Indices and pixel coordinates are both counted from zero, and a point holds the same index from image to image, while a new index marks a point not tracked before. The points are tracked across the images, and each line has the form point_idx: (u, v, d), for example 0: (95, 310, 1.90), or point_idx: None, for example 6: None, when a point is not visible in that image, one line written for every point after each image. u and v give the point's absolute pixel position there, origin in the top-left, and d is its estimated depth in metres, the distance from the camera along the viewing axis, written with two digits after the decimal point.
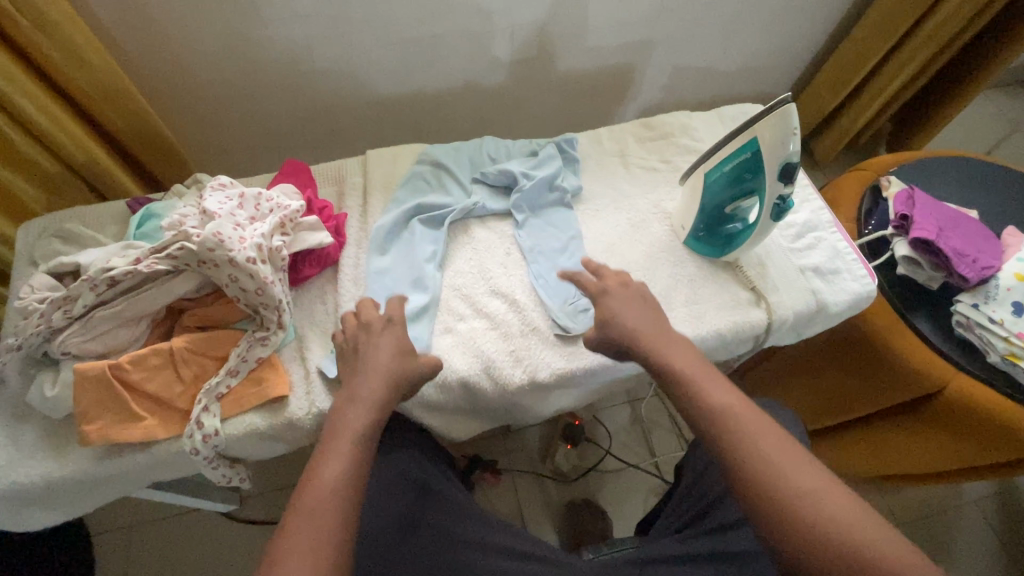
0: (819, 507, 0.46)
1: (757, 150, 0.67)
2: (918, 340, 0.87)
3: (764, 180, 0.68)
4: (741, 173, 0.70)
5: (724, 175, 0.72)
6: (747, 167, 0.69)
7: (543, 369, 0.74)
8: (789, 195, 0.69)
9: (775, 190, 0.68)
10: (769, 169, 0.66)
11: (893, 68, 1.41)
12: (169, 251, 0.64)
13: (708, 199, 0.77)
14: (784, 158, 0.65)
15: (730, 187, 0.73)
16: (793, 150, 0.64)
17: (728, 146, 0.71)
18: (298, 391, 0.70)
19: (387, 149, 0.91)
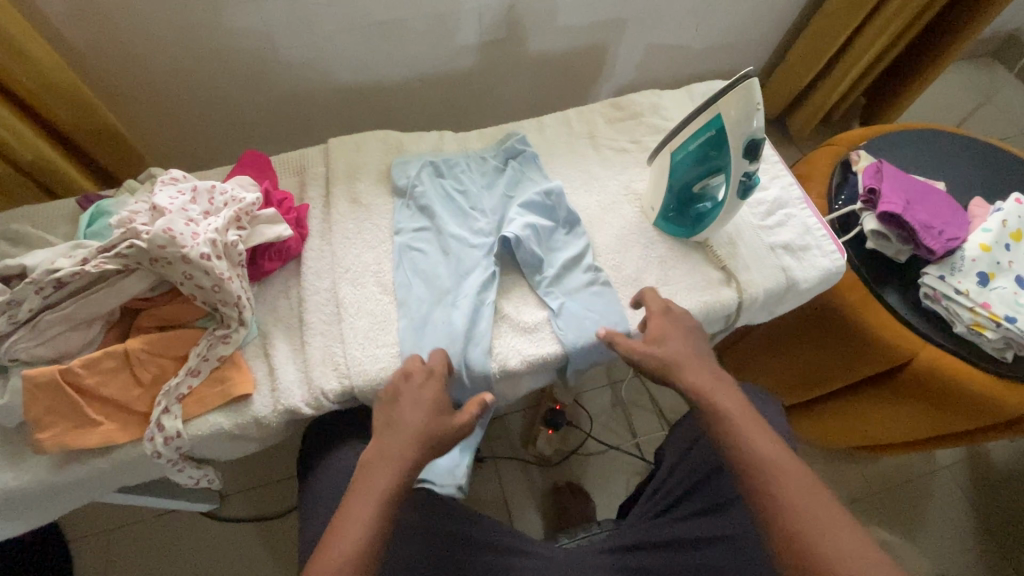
0: (810, 529, 0.52)
1: (722, 129, 0.65)
2: (887, 313, 0.88)
3: (729, 158, 0.67)
4: (706, 151, 0.69)
5: (690, 154, 0.70)
6: (712, 145, 0.68)
7: (514, 357, 0.73)
8: (755, 171, 0.68)
9: (740, 167, 0.67)
10: (733, 146, 0.65)
11: (864, 43, 1.41)
12: (118, 250, 0.61)
13: (676, 177, 0.76)
14: (748, 134, 0.64)
15: (696, 165, 0.72)
16: (757, 125, 0.64)
17: (691, 124, 0.69)
18: (263, 389, 0.69)
19: (350, 138, 0.88)
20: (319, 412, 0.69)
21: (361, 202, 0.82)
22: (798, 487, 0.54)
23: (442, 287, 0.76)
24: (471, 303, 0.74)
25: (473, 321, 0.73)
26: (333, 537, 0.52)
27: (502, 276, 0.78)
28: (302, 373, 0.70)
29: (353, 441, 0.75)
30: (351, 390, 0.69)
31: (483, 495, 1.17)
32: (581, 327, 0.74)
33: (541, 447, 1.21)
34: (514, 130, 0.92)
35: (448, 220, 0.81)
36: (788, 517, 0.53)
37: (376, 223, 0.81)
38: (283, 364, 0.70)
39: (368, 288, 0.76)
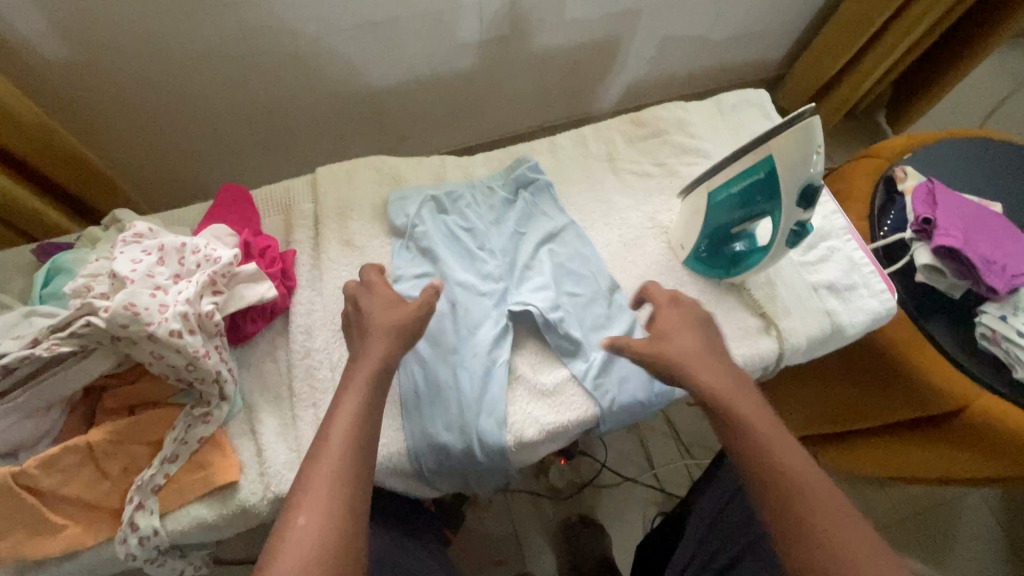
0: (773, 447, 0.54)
1: (772, 175, 0.56)
2: (937, 354, 0.80)
3: (780, 206, 0.58)
4: (753, 195, 0.60)
5: (733, 197, 0.61)
6: (759, 190, 0.59)
7: (531, 426, 0.65)
8: (808, 221, 0.59)
9: (793, 216, 0.58)
10: (787, 194, 0.56)
11: (898, 33, 1.29)
12: (73, 329, 0.52)
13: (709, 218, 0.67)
14: (807, 180, 0.55)
15: (739, 209, 0.62)
16: (817, 171, 0.54)
17: (736, 163, 0.60)
18: (251, 472, 0.61)
19: (339, 166, 0.79)
20: None
21: (355, 244, 0.73)
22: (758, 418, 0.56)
23: (448, 344, 0.67)
24: (483, 364, 0.66)
25: (484, 385, 0.65)
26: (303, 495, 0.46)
27: (518, 330, 0.70)
28: (293, 453, 0.62)
29: None
30: None
31: (494, 533, 1.11)
32: (606, 391, 0.66)
33: (553, 478, 1.16)
34: (525, 154, 0.82)
35: (454, 264, 0.72)
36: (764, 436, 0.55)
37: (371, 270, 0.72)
38: (273, 444, 0.62)
39: None
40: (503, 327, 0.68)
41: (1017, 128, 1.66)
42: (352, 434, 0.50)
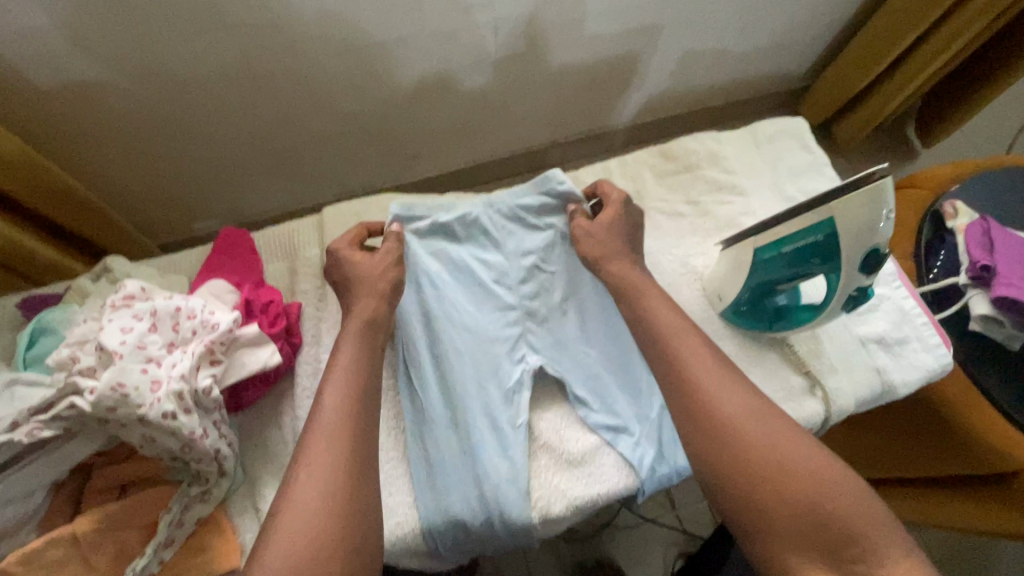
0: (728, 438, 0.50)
1: (828, 236, 0.51)
2: (995, 412, 0.73)
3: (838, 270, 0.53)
4: (806, 257, 0.54)
5: (783, 258, 0.55)
6: (815, 252, 0.53)
7: (558, 501, 0.60)
8: (869, 285, 0.54)
9: (853, 282, 0.52)
10: (848, 259, 0.51)
11: (935, 47, 1.22)
12: (57, 411, 0.48)
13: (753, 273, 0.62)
14: (872, 246, 0.49)
15: (789, 269, 0.57)
16: (883, 237, 0.49)
17: (787, 222, 0.54)
18: (254, 555, 0.56)
19: (348, 206, 0.73)
20: None
21: None
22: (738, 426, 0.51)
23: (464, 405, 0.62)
24: (500, 427, 0.61)
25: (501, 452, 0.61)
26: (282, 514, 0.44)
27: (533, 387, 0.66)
28: None
29: None
30: None
31: None
32: (624, 453, 0.62)
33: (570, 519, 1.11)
34: None
35: (467, 316, 0.67)
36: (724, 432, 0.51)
37: None
38: None
39: None
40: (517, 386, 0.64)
41: None
42: (351, 505, 0.45)
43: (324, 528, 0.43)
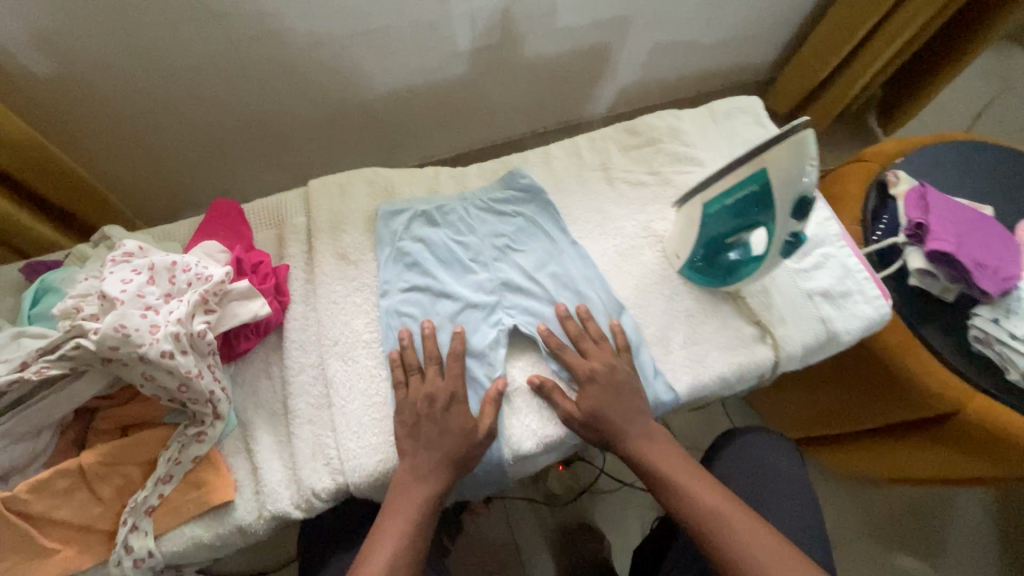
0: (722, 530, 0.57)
1: (764, 186, 0.57)
2: (932, 358, 0.80)
3: (773, 217, 0.59)
4: (746, 207, 0.60)
5: (727, 209, 0.61)
6: (754, 202, 0.59)
7: (529, 439, 0.65)
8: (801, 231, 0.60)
9: (786, 226, 0.58)
10: (781, 205, 0.57)
11: (889, 37, 1.30)
12: (63, 352, 0.52)
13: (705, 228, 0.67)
14: (799, 192, 0.55)
15: (733, 220, 0.63)
16: (808, 183, 0.55)
17: (729, 176, 0.60)
18: (246, 491, 0.60)
19: (332, 178, 0.78)
20: (312, 514, 0.61)
21: (348, 259, 0.72)
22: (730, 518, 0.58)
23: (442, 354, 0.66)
24: (476, 374, 0.66)
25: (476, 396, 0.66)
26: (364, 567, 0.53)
27: (508, 340, 0.70)
28: (289, 471, 0.62)
29: (345, 549, 0.64)
30: (345, 487, 0.61)
31: (492, 542, 1.11)
32: None
33: (552, 484, 1.16)
34: (518, 165, 0.82)
35: (445, 275, 0.72)
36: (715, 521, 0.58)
37: (365, 284, 0.71)
38: (267, 462, 0.61)
39: (359, 362, 0.66)
40: (491, 338, 0.68)
41: (1007, 128, 1.67)
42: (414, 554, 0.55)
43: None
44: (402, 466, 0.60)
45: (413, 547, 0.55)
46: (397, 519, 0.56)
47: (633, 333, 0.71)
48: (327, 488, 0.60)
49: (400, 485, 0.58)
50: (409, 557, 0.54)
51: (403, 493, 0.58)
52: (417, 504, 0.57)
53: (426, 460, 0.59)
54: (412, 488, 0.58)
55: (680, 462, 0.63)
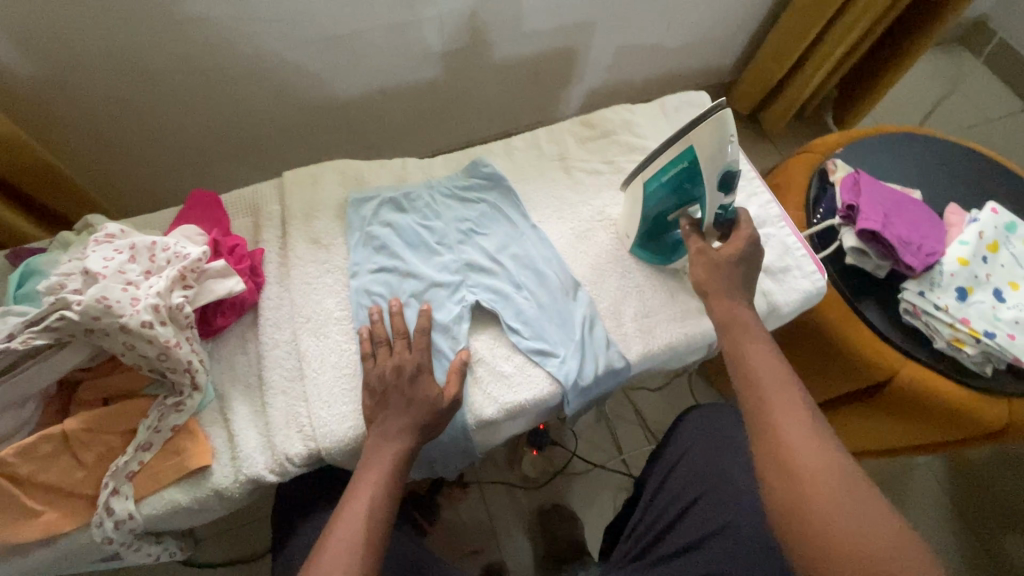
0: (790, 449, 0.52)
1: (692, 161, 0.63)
2: (866, 329, 0.86)
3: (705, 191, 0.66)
4: (680, 182, 0.67)
5: (664, 184, 0.68)
6: (687, 175, 0.66)
7: (490, 405, 0.70)
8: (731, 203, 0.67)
9: (717, 199, 0.65)
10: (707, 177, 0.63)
11: (835, 39, 1.39)
12: (47, 323, 0.56)
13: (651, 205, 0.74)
14: (724, 166, 0.62)
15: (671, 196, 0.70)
16: (732, 158, 0.62)
17: (666, 154, 0.67)
18: (223, 458, 0.64)
19: (306, 169, 0.83)
20: (286, 478, 0.65)
21: (321, 243, 0.77)
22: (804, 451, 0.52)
23: (409, 330, 0.70)
24: (441, 346, 0.71)
25: (441, 366, 0.70)
26: (337, 522, 0.55)
27: (471, 315, 0.75)
28: (265, 438, 0.65)
29: (319, 512, 0.67)
30: (317, 452, 0.65)
31: (469, 524, 1.15)
32: (552, 370, 0.72)
33: (527, 468, 1.20)
34: (482, 156, 0.88)
35: (412, 257, 0.77)
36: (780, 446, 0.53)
37: (337, 265, 0.76)
38: (243, 430, 0.65)
39: (331, 337, 0.70)
40: (455, 313, 0.73)
41: (954, 126, 1.77)
42: (386, 512, 0.57)
43: (369, 535, 0.54)
44: (371, 428, 0.63)
45: (384, 504, 0.57)
46: (368, 480, 0.58)
47: (588, 308, 0.76)
48: (300, 453, 0.64)
49: (374, 449, 0.61)
50: (380, 514, 0.56)
51: (378, 455, 0.60)
52: (390, 464, 0.60)
53: (393, 422, 0.62)
54: (385, 451, 0.61)
55: (784, 393, 0.56)
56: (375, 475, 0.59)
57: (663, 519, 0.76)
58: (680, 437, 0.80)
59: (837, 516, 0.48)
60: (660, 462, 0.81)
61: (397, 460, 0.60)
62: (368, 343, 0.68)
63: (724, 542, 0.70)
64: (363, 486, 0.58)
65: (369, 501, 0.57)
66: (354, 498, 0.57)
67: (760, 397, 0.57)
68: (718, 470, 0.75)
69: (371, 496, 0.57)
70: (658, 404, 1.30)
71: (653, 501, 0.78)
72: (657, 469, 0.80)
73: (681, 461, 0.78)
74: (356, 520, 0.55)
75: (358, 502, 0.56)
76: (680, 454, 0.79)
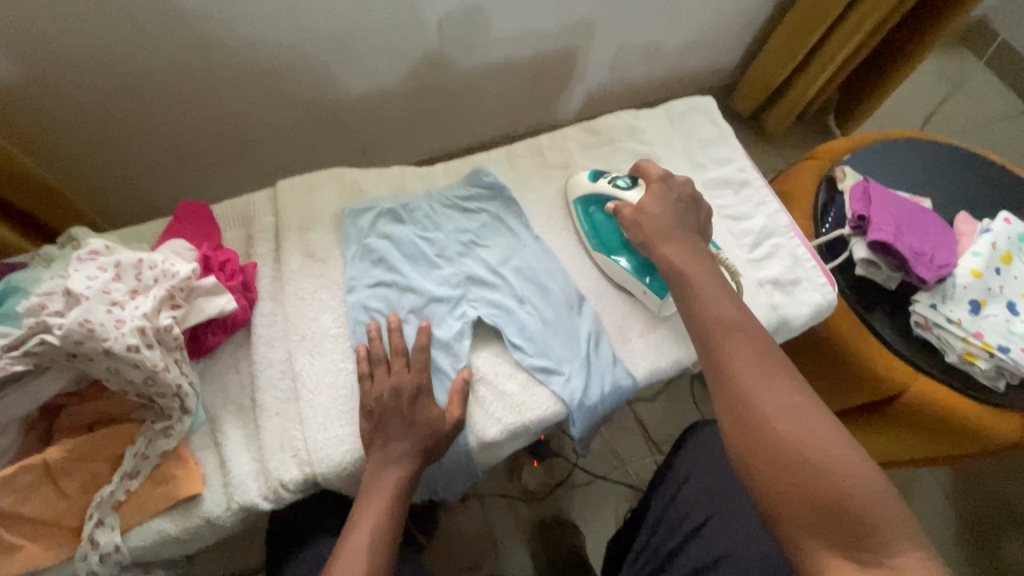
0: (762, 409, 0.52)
1: (583, 193, 0.79)
2: (877, 342, 0.84)
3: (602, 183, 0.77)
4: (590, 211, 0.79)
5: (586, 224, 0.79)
6: (591, 207, 0.79)
7: (493, 427, 0.67)
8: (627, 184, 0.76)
9: (606, 180, 0.77)
10: (590, 185, 0.78)
11: (838, 41, 1.36)
12: (27, 347, 0.53)
13: (625, 256, 0.76)
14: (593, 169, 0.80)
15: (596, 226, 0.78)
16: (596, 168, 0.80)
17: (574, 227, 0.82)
18: (214, 484, 0.61)
19: (300, 178, 0.80)
20: (280, 505, 0.62)
21: (316, 256, 0.74)
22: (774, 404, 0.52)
23: (409, 347, 0.67)
24: (442, 364, 0.68)
25: (442, 387, 0.67)
26: (339, 561, 0.53)
27: (473, 331, 0.72)
28: (258, 463, 0.63)
29: (316, 539, 0.65)
30: (313, 478, 0.62)
31: (469, 538, 1.12)
32: (557, 389, 0.69)
33: (527, 480, 1.18)
34: (483, 164, 0.85)
35: (411, 270, 0.74)
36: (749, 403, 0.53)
37: (332, 279, 0.73)
38: (235, 455, 0.62)
39: (327, 356, 0.67)
40: (456, 329, 0.70)
41: (956, 128, 1.76)
42: (387, 550, 0.55)
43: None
44: (370, 452, 0.61)
45: (385, 542, 0.55)
46: (369, 515, 0.56)
47: (593, 323, 0.74)
48: (295, 479, 0.61)
49: (374, 480, 0.59)
50: (381, 552, 0.54)
51: (380, 487, 0.58)
52: (392, 496, 0.58)
53: (393, 448, 0.60)
54: (385, 483, 0.58)
55: (747, 348, 0.57)
56: (375, 510, 0.57)
57: (674, 538, 0.73)
58: (684, 457, 0.78)
59: (812, 451, 0.49)
60: (664, 483, 0.78)
61: (398, 491, 0.58)
62: (366, 363, 0.65)
63: (738, 562, 0.67)
64: (364, 521, 0.56)
65: (370, 538, 0.55)
66: (355, 535, 0.55)
67: (723, 367, 0.56)
68: (728, 492, 0.73)
69: (372, 534, 0.55)
70: (660, 413, 1.28)
71: (656, 525, 0.75)
72: (663, 489, 0.78)
73: (692, 477, 0.76)
74: (357, 559, 0.53)
75: (360, 540, 0.54)
76: (687, 473, 0.76)
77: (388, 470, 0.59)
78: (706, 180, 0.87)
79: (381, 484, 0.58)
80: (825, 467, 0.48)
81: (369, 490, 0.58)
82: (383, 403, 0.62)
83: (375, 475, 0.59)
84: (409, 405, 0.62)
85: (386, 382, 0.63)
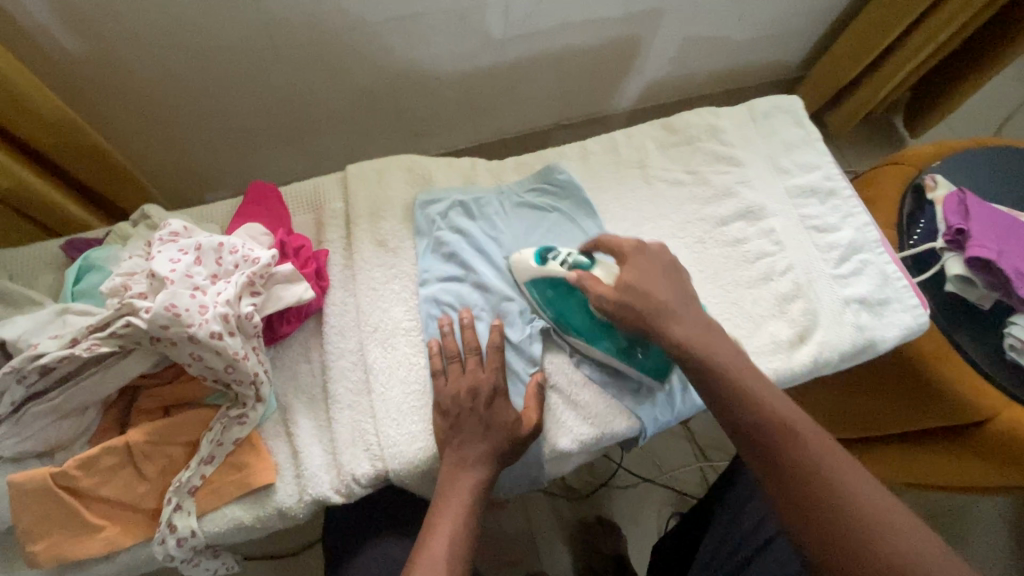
0: (778, 441, 0.51)
1: (532, 277, 0.68)
2: (965, 365, 0.80)
3: (554, 265, 0.66)
4: (546, 293, 0.68)
5: (545, 309, 0.68)
6: (546, 290, 0.68)
7: (565, 436, 0.65)
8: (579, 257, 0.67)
9: (557, 264, 0.66)
10: (539, 268, 0.67)
11: (919, 40, 1.28)
12: (113, 329, 0.52)
13: (605, 340, 0.67)
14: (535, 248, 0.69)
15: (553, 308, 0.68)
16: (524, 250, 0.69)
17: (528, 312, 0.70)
18: (286, 474, 0.60)
19: (369, 165, 0.78)
20: (350, 500, 0.61)
21: (387, 246, 0.72)
22: (789, 433, 0.51)
23: (482, 346, 0.65)
24: (515, 365, 0.66)
25: (515, 389, 0.66)
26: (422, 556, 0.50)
27: (545, 334, 0.70)
28: (330, 457, 0.62)
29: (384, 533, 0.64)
30: (384, 474, 0.61)
31: (509, 533, 1.12)
32: (631, 401, 0.67)
33: (570, 478, 1.16)
34: (556, 158, 0.82)
35: (483, 267, 0.71)
36: (768, 440, 0.51)
37: (403, 272, 0.71)
38: (307, 446, 0.61)
39: (398, 350, 0.66)
40: (530, 332, 0.68)
41: None
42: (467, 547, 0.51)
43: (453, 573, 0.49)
44: (444, 451, 0.59)
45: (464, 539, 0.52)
46: (448, 512, 0.53)
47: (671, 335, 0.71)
48: (367, 475, 0.60)
49: (453, 478, 0.56)
50: (461, 550, 0.51)
51: (458, 484, 0.55)
52: (470, 492, 0.55)
53: (469, 451, 0.58)
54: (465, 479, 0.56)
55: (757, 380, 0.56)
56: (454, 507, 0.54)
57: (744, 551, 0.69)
58: None
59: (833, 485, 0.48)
60: (737, 490, 0.75)
61: (475, 489, 0.55)
62: (440, 361, 0.63)
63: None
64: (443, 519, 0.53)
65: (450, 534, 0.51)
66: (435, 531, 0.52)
67: (736, 402, 0.54)
68: None
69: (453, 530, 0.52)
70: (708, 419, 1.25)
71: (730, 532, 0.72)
72: (732, 503, 0.75)
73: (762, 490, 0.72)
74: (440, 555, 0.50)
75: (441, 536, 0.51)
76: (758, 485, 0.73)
77: (466, 466, 0.57)
78: (790, 184, 0.82)
79: (459, 481, 0.56)
80: (861, 521, 0.45)
81: (446, 488, 0.55)
82: (459, 405, 0.60)
83: (453, 472, 0.56)
84: (487, 409, 0.59)
85: (463, 383, 0.61)
